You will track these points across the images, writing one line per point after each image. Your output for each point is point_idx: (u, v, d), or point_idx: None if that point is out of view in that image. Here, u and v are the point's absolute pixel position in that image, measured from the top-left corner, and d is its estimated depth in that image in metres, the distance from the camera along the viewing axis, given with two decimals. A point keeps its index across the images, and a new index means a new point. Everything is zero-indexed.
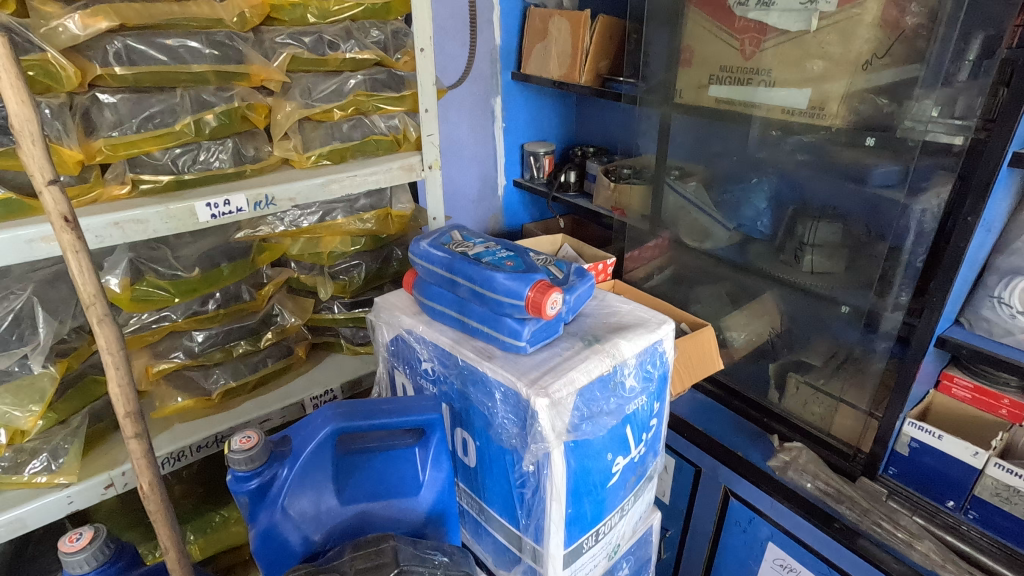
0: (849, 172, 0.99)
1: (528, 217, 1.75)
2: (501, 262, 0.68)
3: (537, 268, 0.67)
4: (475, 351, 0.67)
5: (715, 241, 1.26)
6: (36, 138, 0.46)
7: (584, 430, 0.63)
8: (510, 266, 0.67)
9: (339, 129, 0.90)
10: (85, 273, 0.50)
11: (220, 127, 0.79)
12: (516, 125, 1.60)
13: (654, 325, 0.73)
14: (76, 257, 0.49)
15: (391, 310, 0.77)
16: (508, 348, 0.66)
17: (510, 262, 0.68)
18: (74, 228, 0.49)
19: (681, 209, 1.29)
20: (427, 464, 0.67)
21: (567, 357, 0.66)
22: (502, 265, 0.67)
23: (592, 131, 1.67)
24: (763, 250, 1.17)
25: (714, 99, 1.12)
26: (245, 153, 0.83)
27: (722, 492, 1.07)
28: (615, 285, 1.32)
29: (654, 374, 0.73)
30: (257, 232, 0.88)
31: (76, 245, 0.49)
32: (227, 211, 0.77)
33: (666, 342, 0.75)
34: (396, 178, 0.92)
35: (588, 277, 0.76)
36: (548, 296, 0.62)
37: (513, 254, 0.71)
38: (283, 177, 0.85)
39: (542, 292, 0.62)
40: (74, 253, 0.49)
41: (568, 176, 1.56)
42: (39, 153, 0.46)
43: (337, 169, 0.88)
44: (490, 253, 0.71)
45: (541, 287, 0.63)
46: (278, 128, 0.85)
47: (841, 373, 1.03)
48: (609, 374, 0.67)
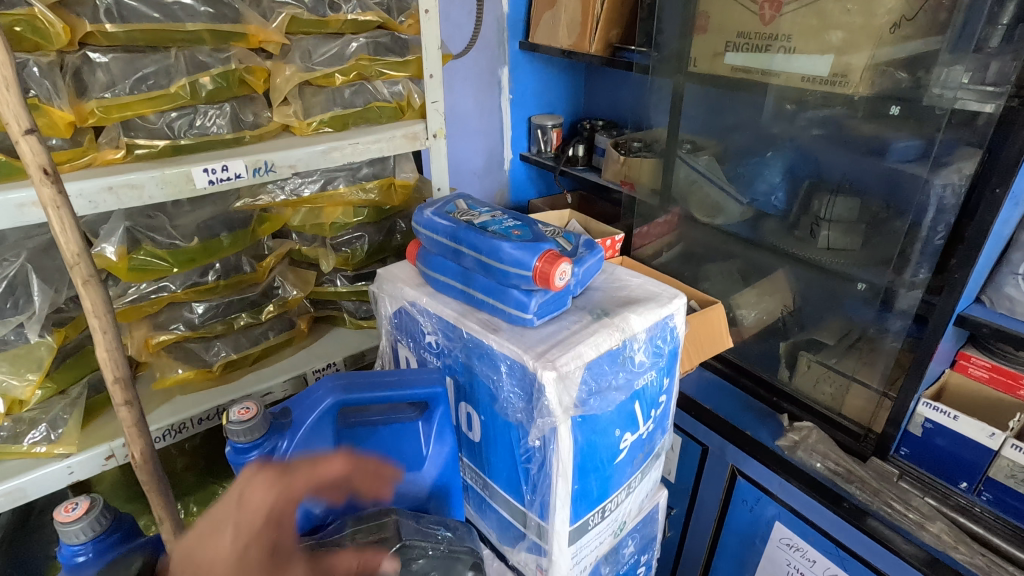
0: (870, 145, 0.96)
1: (535, 192, 1.71)
2: (508, 232, 0.65)
3: (545, 238, 0.64)
4: (480, 323, 0.65)
5: (726, 216, 1.23)
6: (12, 86, 0.45)
7: (592, 406, 0.62)
8: (517, 236, 0.64)
9: (341, 95, 0.86)
10: (68, 231, 0.50)
11: (217, 91, 0.76)
12: (524, 97, 1.56)
13: (665, 300, 0.71)
14: (57, 213, 0.49)
15: (394, 281, 0.75)
16: (514, 321, 0.64)
17: (516, 232, 0.65)
18: (54, 181, 0.48)
19: (693, 183, 1.25)
20: (431, 439, 0.65)
21: (575, 330, 0.64)
22: (509, 234, 0.65)
23: (601, 104, 1.63)
24: (776, 226, 1.14)
25: (729, 68, 1.08)
26: (243, 119, 0.80)
27: (730, 471, 1.06)
28: (623, 261, 1.30)
29: (664, 349, 0.71)
30: (257, 201, 0.85)
31: (57, 198, 0.49)
32: (225, 177, 0.75)
33: (677, 317, 0.72)
34: (400, 147, 0.89)
35: (598, 249, 0.74)
36: (557, 267, 0.59)
37: (519, 223, 0.68)
38: (284, 143, 0.82)
39: (550, 263, 0.60)
40: (54, 208, 0.49)
41: (576, 150, 1.53)
42: (15, 100, 0.45)
43: (339, 136, 0.85)
44: (495, 222, 0.68)
45: (550, 258, 0.60)
46: (278, 93, 0.82)
47: (853, 351, 1.01)
48: (619, 349, 0.65)
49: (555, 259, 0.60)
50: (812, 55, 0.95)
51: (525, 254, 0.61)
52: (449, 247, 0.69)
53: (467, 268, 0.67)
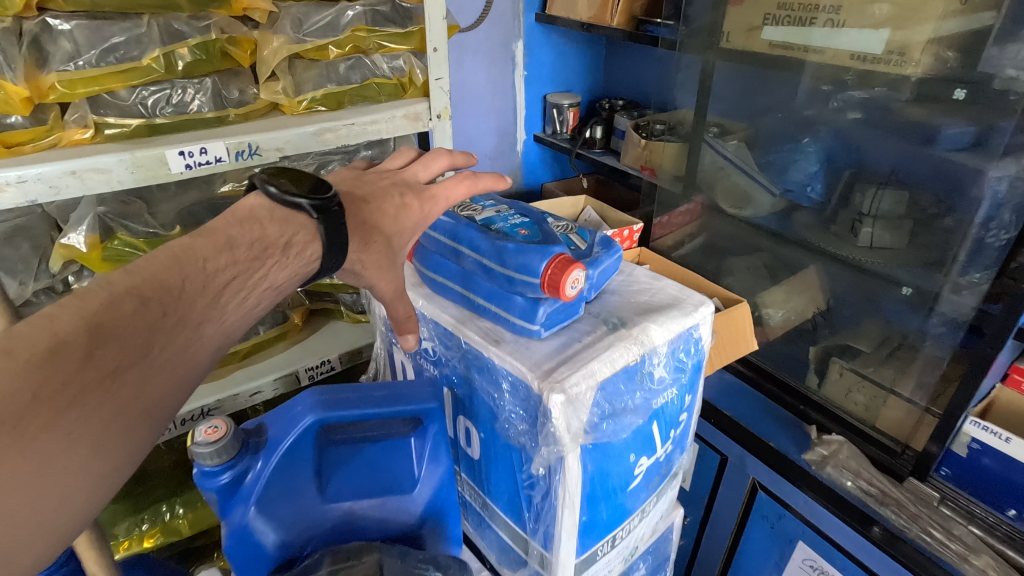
0: (922, 132, 0.85)
1: (549, 176, 1.62)
2: (514, 230, 0.58)
3: (555, 238, 0.56)
4: (481, 333, 0.58)
5: (755, 207, 1.13)
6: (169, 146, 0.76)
7: (604, 431, 0.55)
8: (524, 235, 0.57)
9: (336, 70, 0.78)
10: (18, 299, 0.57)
11: (196, 64, 0.68)
12: (539, 73, 1.46)
13: (689, 309, 0.63)
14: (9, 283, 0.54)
15: None
16: (519, 332, 0.57)
17: (524, 230, 0.58)
18: None
19: (719, 170, 1.15)
20: (424, 459, 0.59)
21: (587, 344, 0.56)
22: (515, 233, 0.57)
23: (622, 82, 1.52)
24: (809, 220, 1.05)
25: (766, 44, 0.98)
26: (227, 95, 0.73)
27: (750, 484, 0.99)
28: (642, 253, 1.23)
29: (687, 363, 0.64)
30: (243, 184, 0.79)
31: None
32: (203, 161, 0.67)
33: (703, 327, 0.65)
34: (399, 128, 0.82)
35: (615, 249, 0.66)
36: (569, 273, 0.51)
37: (528, 220, 0.60)
38: (272, 124, 0.75)
39: (562, 269, 0.52)
40: None
41: (593, 131, 1.43)
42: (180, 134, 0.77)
43: (333, 116, 0.78)
44: (501, 218, 0.60)
45: (561, 262, 0.52)
46: (265, 66, 0.74)
47: (891, 360, 0.92)
48: (636, 365, 0.58)
49: (568, 263, 0.52)
50: (863, 29, 0.85)
51: (534, 257, 0.53)
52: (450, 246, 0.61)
53: (468, 269, 0.60)
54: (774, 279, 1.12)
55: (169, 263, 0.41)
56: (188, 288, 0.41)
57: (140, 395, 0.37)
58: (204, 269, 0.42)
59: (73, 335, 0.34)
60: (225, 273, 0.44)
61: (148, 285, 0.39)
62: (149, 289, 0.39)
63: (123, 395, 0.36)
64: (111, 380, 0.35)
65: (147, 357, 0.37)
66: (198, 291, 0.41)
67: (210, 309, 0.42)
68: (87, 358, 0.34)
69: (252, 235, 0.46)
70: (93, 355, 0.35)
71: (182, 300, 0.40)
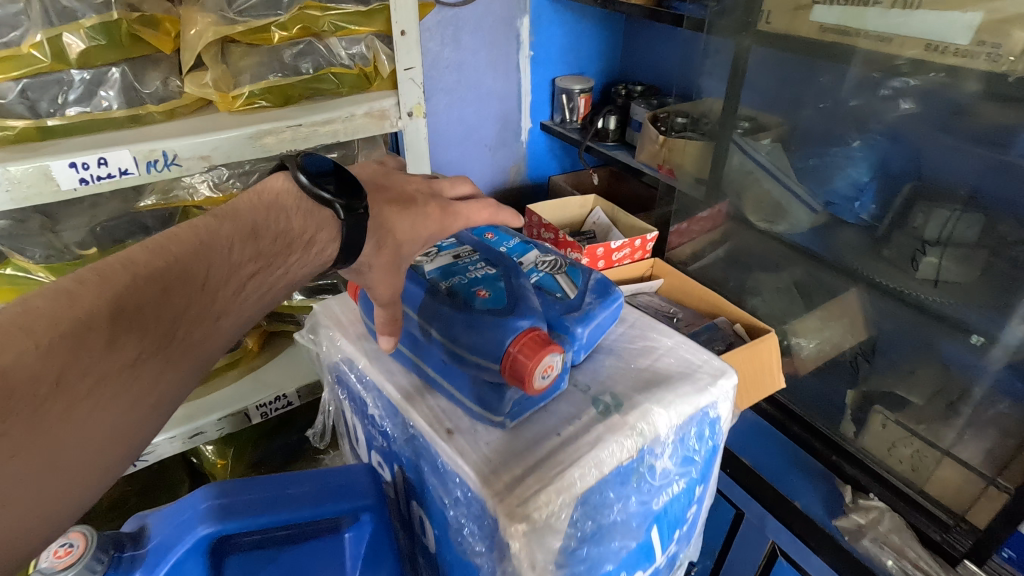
0: (1013, 142, 0.68)
1: (557, 169, 1.46)
2: (476, 293, 0.46)
3: (524, 305, 0.45)
4: (431, 414, 0.45)
5: (789, 222, 0.98)
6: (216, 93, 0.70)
7: (583, 556, 0.42)
8: (484, 299, 0.46)
9: (280, 56, 0.63)
10: None
11: (93, 51, 0.54)
12: (547, 53, 1.29)
13: (704, 383, 0.50)
14: None
15: (329, 326, 0.55)
16: (477, 418, 0.44)
17: (486, 290, 0.47)
18: None
19: (747, 174, 1.00)
20: (358, 565, 0.47)
21: (567, 439, 0.43)
22: (472, 296, 0.46)
23: (642, 64, 1.34)
24: (854, 240, 0.89)
25: (817, 27, 0.80)
26: (141, 89, 0.59)
27: (770, 547, 0.86)
28: (654, 264, 1.09)
29: (700, 450, 0.50)
30: (172, 199, 0.67)
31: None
32: (105, 174, 0.55)
33: (721, 404, 0.51)
34: (361, 128, 0.67)
35: (612, 299, 0.53)
36: (536, 358, 0.40)
37: (493, 273, 0.49)
38: (201, 126, 0.61)
39: (527, 352, 0.40)
40: None
41: (606, 122, 1.26)
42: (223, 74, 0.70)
43: (278, 115, 0.64)
44: (460, 273, 0.49)
45: (526, 341, 0.41)
46: (190, 52, 0.59)
47: (947, 417, 0.77)
48: (630, 464, 0.45)
49: (536, 342, 0.41)
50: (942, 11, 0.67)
51: (493, 334, 0.42)
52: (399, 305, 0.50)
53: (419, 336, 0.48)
54: (808, 305, 0.97)
55: (189, 250, 0.40)
56: (210, 278, 0.40)
57: (160, 385, 0.36)
58: (230, 261, 0.42)
59: (94, 323, 0.33)
60: (249, 266, 0.43)
61: (169, 272, 0.38)
62: (173, 277, 0.38)
63: (149, 380, 0.35)
64: (134, 366, 0.34)
65: (165, 349, 0.37)
66: (222, 281, 0.40)
67: (229, 302, 0.41)
68: (110, 345, 0.33)
69: (272, 229, 0.45)
70: (116, 344, 0.34)
71: (203, 293, 0.39)
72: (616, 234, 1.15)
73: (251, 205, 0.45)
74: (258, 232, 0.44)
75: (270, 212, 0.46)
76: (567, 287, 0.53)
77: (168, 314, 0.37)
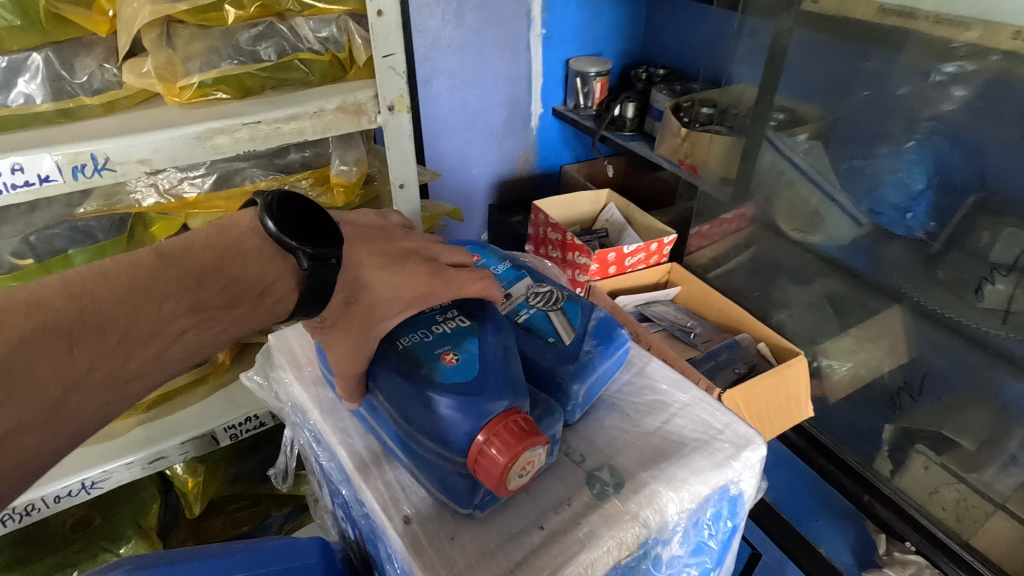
0: None
1: (570, 158, 1.36)
2: (442, 358, 0.38)
3: (501, 378, 0.36)
4: (386, 495, 0.37)
5: (825, 232, 0.86)
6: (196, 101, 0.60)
7: None
8: (451, 365, 0.37)
9: (236, 39, 0.55)
10: None
11: (4, 33, 0.46)
12: (561, 32, 1.18)
13: (724, 457, 0.40)
14: None
15: (282, 367, 0.47)
16: (441, 503, 0.36)
17: (455, 351, 0.38)
18: None
19: (780, 176, 0.89)
20: None
21: (550, 536, 0.35)
22: (437, 363, 0.38)
23: (665, 44, 1.22)
24: (903, 256, 0.78)
25: (876, 8, 0.70)
26: (71, 79, 0.51)
27: None
28: (673, 269, 1.00)
29: (715, 533, 0.42)
30: (118, 204, 0.59)
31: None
32: (24, 181, 0.47)
33: (745, 478, 0.42)
34: (332, 125, 0.58)
35: (616, 349, 0.44)
36: (512, 456, 0.33)
37: (467, 323, 0.41)
38: (141, 123, 0.52)
39: (500, 446, 0.33)
40: None
41: (624, 109, 1.15)
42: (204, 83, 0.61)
43: (235, 109, 0.55)
44: (425, 324, 0.41)
45: (499, 431, 0.33)
46: (126, 36, 0.50)
47: (1003, 465, 0.67)
48: (627, 562, 0.36)
49: (512, 432, 0.33)
50: None
51: (458, 415, 0.35)
52: None
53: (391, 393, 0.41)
54: (843, 325, 0.86)
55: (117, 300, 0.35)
56: (126, 336, 0.35)
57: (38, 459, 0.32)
58: (162, 317, 0.36)
59: None
60: (186, 325, 0.37)
61: (79, 326, 0.33)
62: (83, 333, 0.33)
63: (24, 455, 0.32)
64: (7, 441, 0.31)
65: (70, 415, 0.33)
66: (142, 340, 0.35)
67: (149, 362, 0.36)
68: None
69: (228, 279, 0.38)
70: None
71: (118, 350, 0.35)
72: (630, 235, 1.05)
73: (206, 242, 0.38)
74: (204, 280, 0.37)
75: (227, 254, 0.38)
76: (563, 330, 0.44)
77: (70, 378, 0.33)
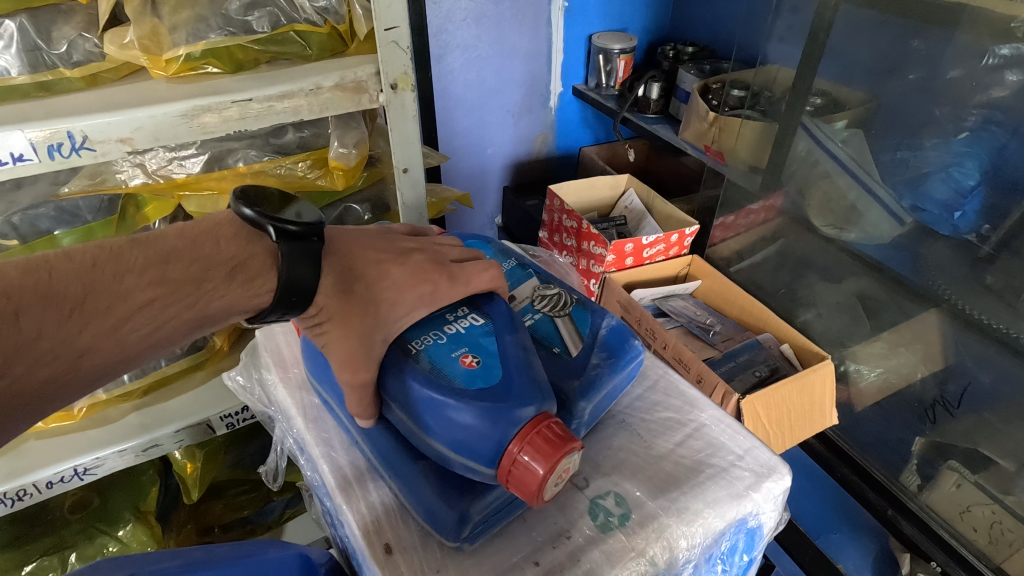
0: None
1: (589, 140, 1.29)
2: (459, 359, 0.34)
3: (528, 380, 0.33)
4: (368, 518, 0.34)
5: (862, 228, 0.80)
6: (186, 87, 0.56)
7: None
8: (470, 369, 0.34)
9: (225, 8, 0.51)
10: None
11: None
12: (583, 5, 1.11)
13: (744, 487, 0.36)
14: None
15: (267, 367, 0.44)
16: (427, 530, 0.33)
17: (473, 353, 0.35)
18: None
19: (814, 166, 0.83)
20: None
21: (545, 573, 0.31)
22: (455, 365, 0.34)
23: (695, 20, 1.15)
24: (947, 257, 0.72)
25: None
26: (49, 50, 0.48)
27: None
28: (694, 262, 0.94)
29: (729, 567, 0.38)
30: (106, 184, 0.56)
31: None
32: None
33: (767, 511, 0.38)
34: (329, 104, 0.53)
35: (628, 360, 0.40)
36: (549, 466, 0.30)
37: (479, 321, 0.37)
38: (123, 98, 0.49)
39: (537, 456, 0.30)
40: None
41: (648, 90, 1.08)
42: None
43: (225, 85, 0.51)
44: (434, 324, 0.37)
45: (532, 438, 0.31)
46: (105, 1, 0.47)
47: None
48: None
49: (547, 440, 0.31)
50: None
51: (483, 421, 0.31)
52: None
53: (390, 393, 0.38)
54: (875, 328, 0.80)
55: (83, 269, 0.35)
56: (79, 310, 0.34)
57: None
58: (119, 288, 0.35)
59: None
60: (144, 301, 0.35)
61: (31, 296, 0.33)
62: (32, 302, 0.33)
63: None
64: None
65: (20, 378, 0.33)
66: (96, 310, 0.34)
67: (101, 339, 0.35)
68: None
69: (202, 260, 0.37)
70: None
71: (70, 322, 0.34)
72: (649, 224, 1.00)
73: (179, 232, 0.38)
74: (169, 258, 0.36)
75: (199, 240, 0.37)
76: (570, 339, 0.40)
77: (17, 344, 0.32)
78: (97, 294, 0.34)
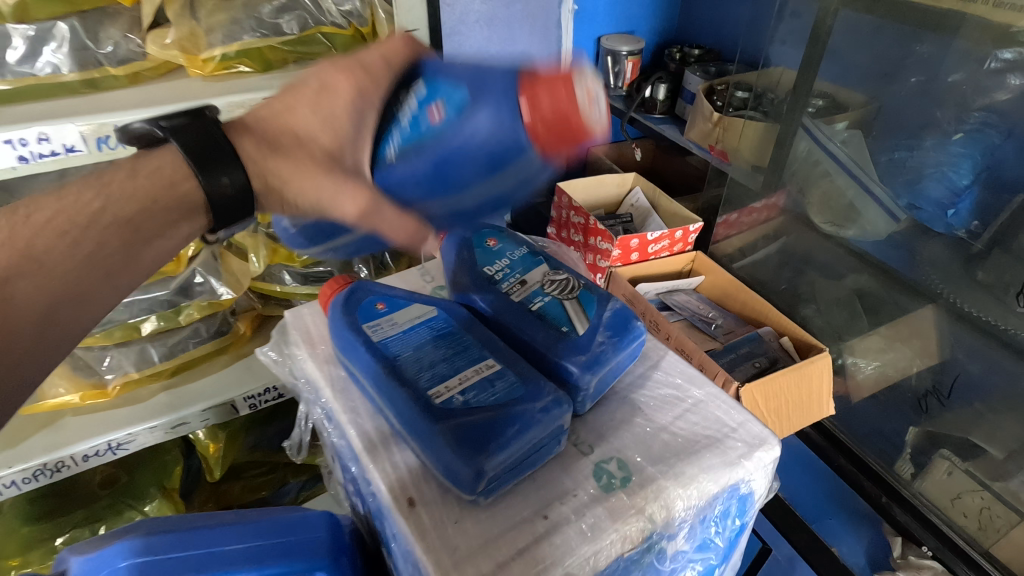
0: None
1: (597, 140, 1.33)
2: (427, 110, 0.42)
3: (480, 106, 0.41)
4: (393, 478, 0.37)
5: (860, 226, 0.83)
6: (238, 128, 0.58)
7: None
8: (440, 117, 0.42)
9: (259, 12, 0.54)
10: None
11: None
12: (592, 8, 1.14)
13: (736, 455, 0.40)
14: None
15: (296, 344, 0.47)
16: (447, 488, 0.36)
17: (436, 105, 0.42)
18: None
19: (815, 166, 0.86)
20: None
21: (556, 523, 0.35)
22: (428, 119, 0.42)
23: (701, 23, 1.18)
24: (942, 254, 0.74)
25: None
26: (97, 49, 0.52)
27: None
28: (697, 258, 0.97)
29: (722, 532, 0.41)
30: None
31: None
32: (50, 151, 0.47)
33: (757, 479, 0.41)
34: None
35: (631, 339, 0.43)
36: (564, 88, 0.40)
37: (421, 88, 0.44)
38: (164, 94, 0.52)
39: (551, 92, 0.40)
40: None
41: (655, 91, 1.11)
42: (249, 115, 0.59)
43: (256, 83, 0.54)
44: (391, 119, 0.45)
45: (542, 83, 0.41)
46: (150, 5, 0.51)
47: None
48: (632, 555, 0.36)
49: (553, 77, 0.40)
50: None
51: (494, 113, 0.41)
52: (373, 332, 0.41)
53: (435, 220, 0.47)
54: (873, 323, 0.83)
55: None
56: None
57: None
58: (47, 285, 0.35)
59: None
60: (77, 283, 0.36)
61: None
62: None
63: None
64: None
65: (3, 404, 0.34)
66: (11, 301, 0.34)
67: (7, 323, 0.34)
68: None
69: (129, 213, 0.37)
70: None
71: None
72: (653, 221, 1.03)
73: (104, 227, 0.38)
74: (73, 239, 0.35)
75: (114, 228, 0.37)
76: (577, 319, 0.43)
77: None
78: (23, 306, 0.34)
